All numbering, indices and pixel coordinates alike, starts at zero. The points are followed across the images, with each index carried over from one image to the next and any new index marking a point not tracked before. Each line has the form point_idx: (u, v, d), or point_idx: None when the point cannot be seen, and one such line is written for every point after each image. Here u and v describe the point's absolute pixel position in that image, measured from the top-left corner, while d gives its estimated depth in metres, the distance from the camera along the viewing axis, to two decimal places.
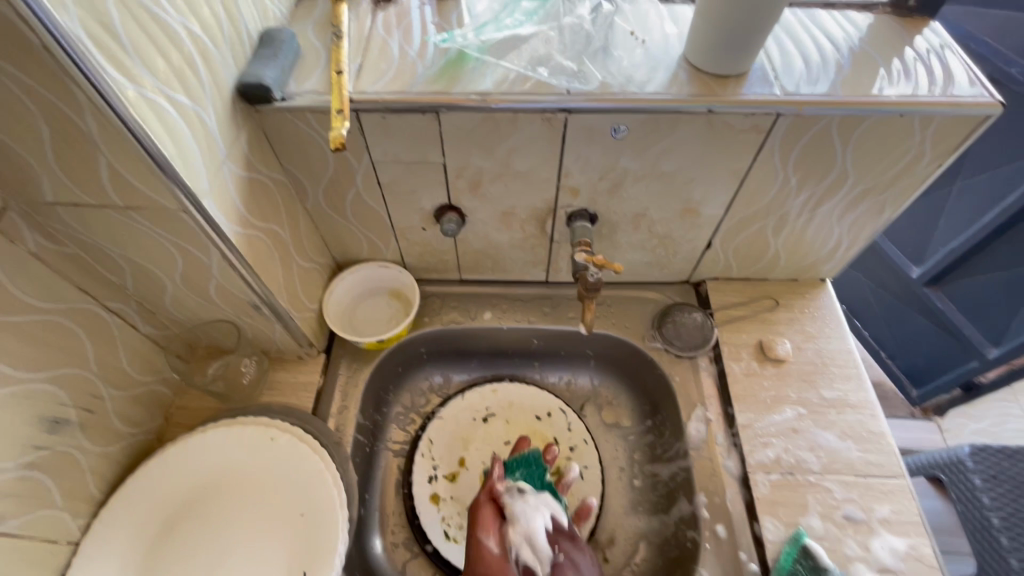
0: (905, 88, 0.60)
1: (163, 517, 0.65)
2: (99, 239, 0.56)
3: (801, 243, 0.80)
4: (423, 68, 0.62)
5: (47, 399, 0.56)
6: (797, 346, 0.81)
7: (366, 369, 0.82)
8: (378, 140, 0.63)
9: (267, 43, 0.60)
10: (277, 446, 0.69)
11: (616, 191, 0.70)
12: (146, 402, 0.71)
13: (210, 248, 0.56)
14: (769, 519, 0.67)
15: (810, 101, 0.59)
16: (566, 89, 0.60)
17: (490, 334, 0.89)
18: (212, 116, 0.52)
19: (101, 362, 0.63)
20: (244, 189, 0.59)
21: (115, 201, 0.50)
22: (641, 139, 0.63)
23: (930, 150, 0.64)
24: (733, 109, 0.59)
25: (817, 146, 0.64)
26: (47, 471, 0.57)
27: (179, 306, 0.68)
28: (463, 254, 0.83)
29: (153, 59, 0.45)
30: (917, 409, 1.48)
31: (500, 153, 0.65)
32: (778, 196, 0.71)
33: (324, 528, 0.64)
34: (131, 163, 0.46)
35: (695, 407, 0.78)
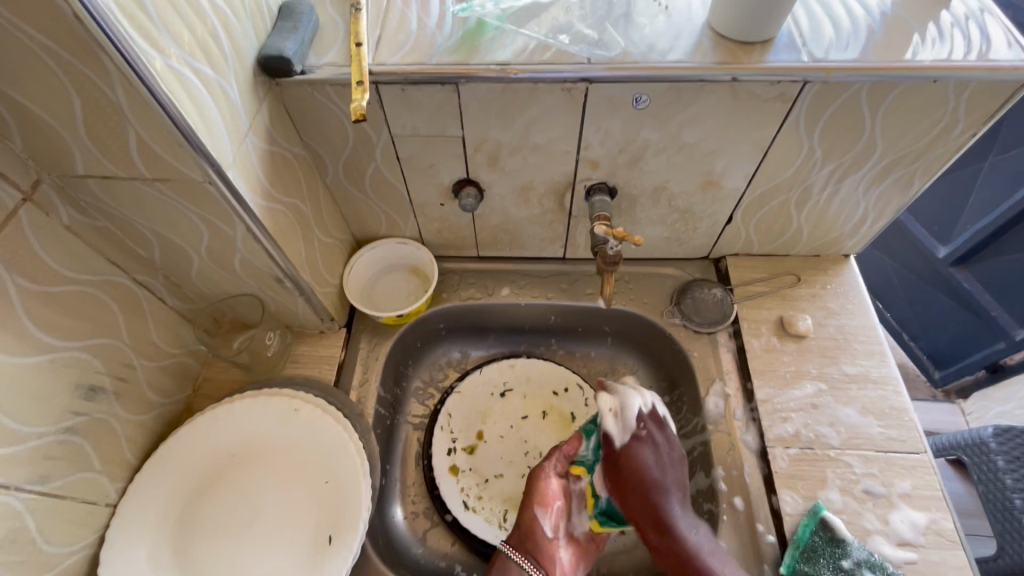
0: (939, 52, 0.58)
1: (195, 483, 0.67)
2: (128, 211, 0.57)
3: (825, 217, 0.78)
4: (442, 39, 0.61)
5: (84, 367, 0.58)
6: (818, 322, 0.80)
7: (386, 343, 0.83)
8: (397, 113, 0.63)
9: (286, 15, 0.60)
10: (301, 417, 0.71)
11: (636, 163, 0.69)
12: (175, 373, 0.73)
13: (235, 220, 0.57)
14: (787, 492, 0.67)
15: (839, 66, 0.57)
16: (587, 58, 0.59)
17: (507, 310, 0.89)
18: (235, 88, 0.53)
19: (133, 333, 0.65)
20: (266, 162, 0.60)
21: (143, 173, 0.51)
22: (663, 109, 0.62)
23: (964, 117, 0.62)
24: (758, 76, 0.58)
25: (845, 115, 0.62)
26: (85, 436, 0.59)
27: (205, 279, 0.69)
28: (481, 229, 0.83)
29: (179, 30, 0.45)
30: (939, 391, 1.45)
31: (519, 125, 0.64)
32: (803, 168, 0.70)
33: (348, 495, 0.66)
34: (159, 134, 0.46)
35: (714, 381, 0.77)
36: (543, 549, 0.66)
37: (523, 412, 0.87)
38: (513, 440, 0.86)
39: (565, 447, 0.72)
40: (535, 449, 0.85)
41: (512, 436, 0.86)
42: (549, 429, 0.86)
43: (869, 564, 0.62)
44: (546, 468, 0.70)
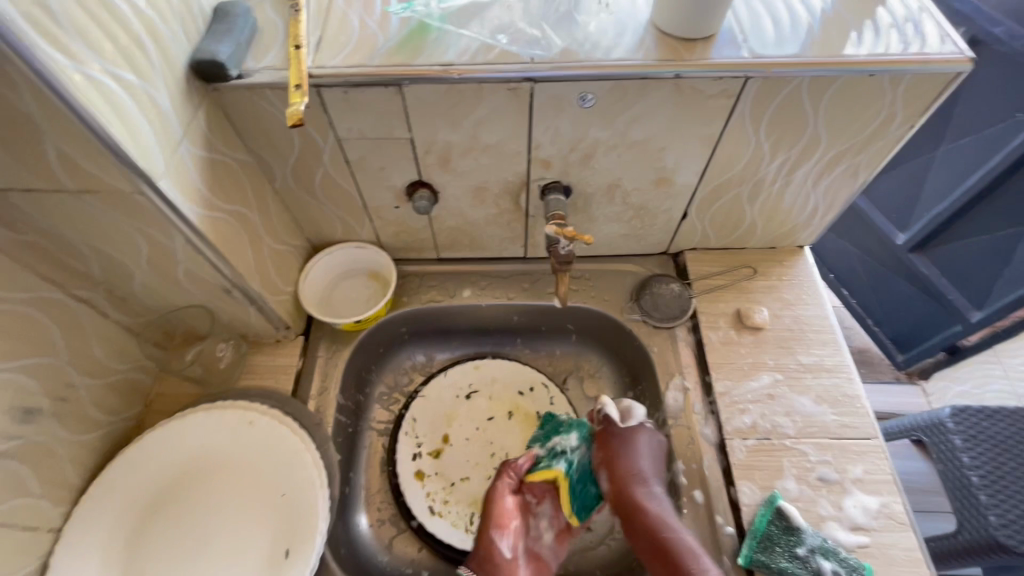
0: (875, 47, 0.59)
1: (144, 502, 0.65)
2: (59, 225, 0.54)
3: (778, 210, 0.80)
4: (384, 40, 0.60)
5: (17, 389, 0.56)
6: (774, 313, 0.81)
7: (346, 349, 0.82)
8: (342, 116, 0.62)
9: (220, 18, 0.58)
10: (255, 430, 0.69)
11: (589, 162, 0.69)
12: (122, 390, 0.71)
13: (173, 231, 0.55)
14: (745, 484, 0.68)
15: (778, 62, 0.58)
16: (530, 57, 0.58)
17: (470, 312, 0.88)
18: (166, 96, 0.51)
19: (72, 351, 0.63)
20: (205, 170, 0.58)
21: (68, 186, 0.49)
22: (610, 107, 0.62)
23: (901, 110, 0.63)
24: (701, 73, 0.58)
25: (789, 110, 0.63)
26: (23, 461, 0.57)
27: (149, 292, 0.67)
28: (439, 231, 0.82)
29: (96, 37, 0.44)
30: (902, 373, 1.49)
31: (468, 126, 0.64)
32: (752, 162, 0.71)
33: (306, 507, 0.65)
34: (80, 145, 0.44)
35: (673, 376, 0.78)
36: (504, 568, 0.65)
37: (489, 413, 0.87)
38: (478, 442, 0.85)
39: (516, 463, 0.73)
40: (501, 450, 0.85)
41: (478, 438, 0.85)
42: (515, 429, 0.86)
43: (822, 551, 0.63)
44: (499, 488, 0.71)
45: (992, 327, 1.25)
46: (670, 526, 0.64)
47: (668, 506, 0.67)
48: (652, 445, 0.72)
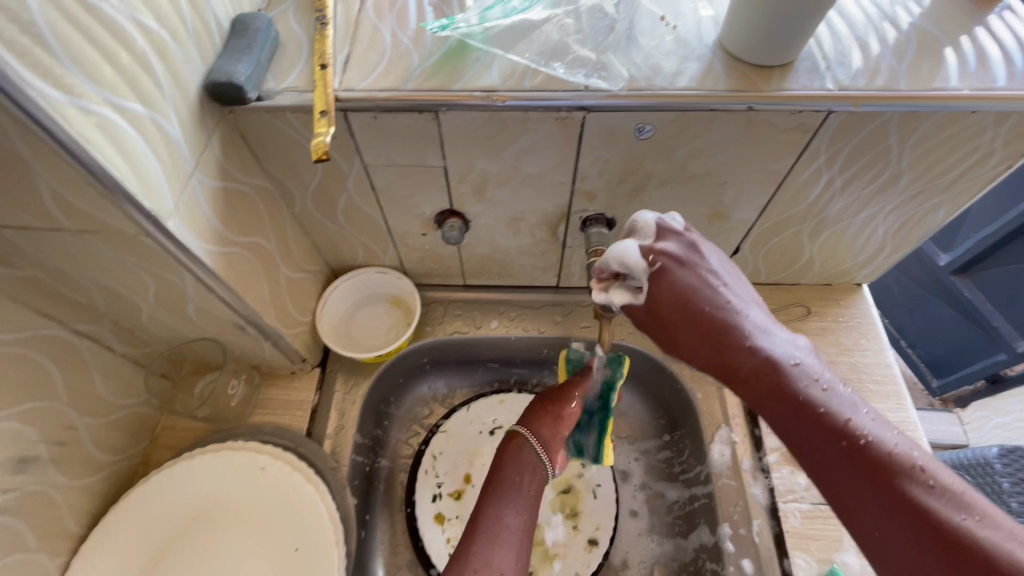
0: (979, 79, 0.52)
1: (147, 553, 0.61)
2: (58, 262, 0.49)
3: (839, 247, 0.72)
4: (419, 59, 0.54)
5: (11, 438, 0.52)
6: (830, 359, 0.75)
7: (364, 383, 0.76)
8: (371, 143, 0.56)
9: (239, 31, 0.52)
10: (267, 476, 0.64)
11: (638, 195, 0.63)
12: (128, 427, 0.66)
13: (183, 271, 0.50)
14: (800, 555, 0.62)
15: (867, 95, 0.51)
16: (584, 84, 0.52)
17: (496, 344, 0.82)
18: (175, 123, 0.45)
19: (74, 391, 0.58)
20: (219, 202, 0.52)
21: (66, 226, 0.43)
22: (669, 139, 0.55)
23: (1001, 148, 0.56)
24: (777, 106, 0.51)
25: (871, 145, 0.56)
26: (17, 515, 0.53)
27: (157, 325, 0.62)
28: (468, 259, 0.76)
29: (93, 61, 0.38)
30: (936, 400, 1.38)
31: (508, 156, 0.58)
32: (820, 199, 0.64)
33: (322, 565, 0.60)
34: (76, 185, 0.39)
35: (719, 427, 0.72)
36: (556, 442, 0.67)
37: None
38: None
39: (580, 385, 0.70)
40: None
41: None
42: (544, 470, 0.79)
43: None
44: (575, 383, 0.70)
45: None
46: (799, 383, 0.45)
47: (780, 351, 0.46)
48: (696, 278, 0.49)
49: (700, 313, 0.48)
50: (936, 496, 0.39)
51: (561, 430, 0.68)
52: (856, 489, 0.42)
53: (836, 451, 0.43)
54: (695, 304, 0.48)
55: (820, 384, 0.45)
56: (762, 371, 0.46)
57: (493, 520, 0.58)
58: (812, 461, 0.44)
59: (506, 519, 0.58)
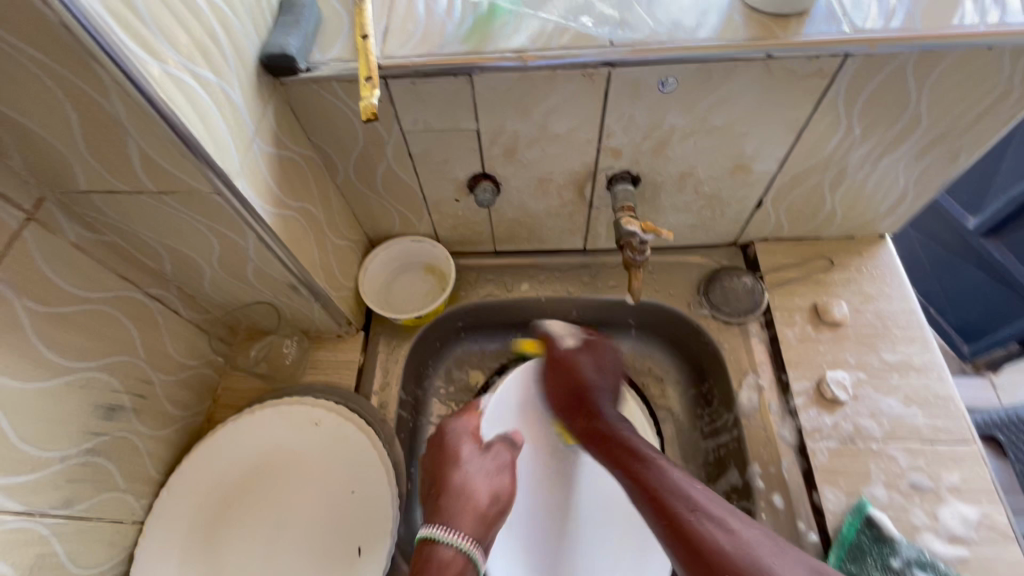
0: (993, 15, 0.53)
1: (218, 498, 0.66)
2: (135, 225, 0.55)
3: (860, 197, 0.74)
4: (453, 26, 0.58)
5: (100, 386, 0.57)
6: (855, 307, 0.76)
7: (405, 344, 0.81)
8: (409, 109, 0.60)
9: (287, 9, 0.57)
10: (322, 429, 0.69)
11: (662, 149, 0.66)
12: (193, 385, 0.72)
13: (246, 230, 0.55)
14: (829, 489, 0.65)
15: (883, 37, 0.53)
16: (609, 40, 0.55)
17: (528, 306, 0.86)
18: (239, 91, 0.50)
19: (149, 348, 0.64)
20: (276, 168, 0.57)
21: (148, 187, 0.49)
22: (691, 92, 0.58)
23: (1020, 84, 0.57)
24: (795, 52, 0.53)
25: (889, 89, 0.58)
26: (107, 456, 0.59)
27: (218, 289, 0.67)
28: (498, 224, 0.80)
29: (176, 33, 0.43)
30: (968, 365, 1.35)
31: (538, 115, 0.61)
32: (840, 147, 0.65)
33: (377, 507, 0.64)
34: (162, 145, 0.44)
35: (747, 374, 0.75)
36: (449, 461, 0.64)
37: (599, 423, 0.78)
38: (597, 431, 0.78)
39: (681, 475, 0.56)
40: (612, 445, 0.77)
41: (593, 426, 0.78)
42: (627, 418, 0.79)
43: (919, 563, 0.59)
44: (674, 478, 0.56)
45: None
46: (615, 426, 0.65)
47: (629, 433, 0.64)
48: (674, 482, 0.55)
49: (659, 479, 0.56)
50: (609, 411, 0.68)
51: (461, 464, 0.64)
52: (594, 427, 0.66)
53: (604, 435, 0.64)
54: (666, 474, 0.56)
55: (681, 491, 0.54)
56: (624, 445, 0.62)
57: (462, 487, 0.61)
58: (614, 435, 0.64)
59: (478, 485, 0.62)
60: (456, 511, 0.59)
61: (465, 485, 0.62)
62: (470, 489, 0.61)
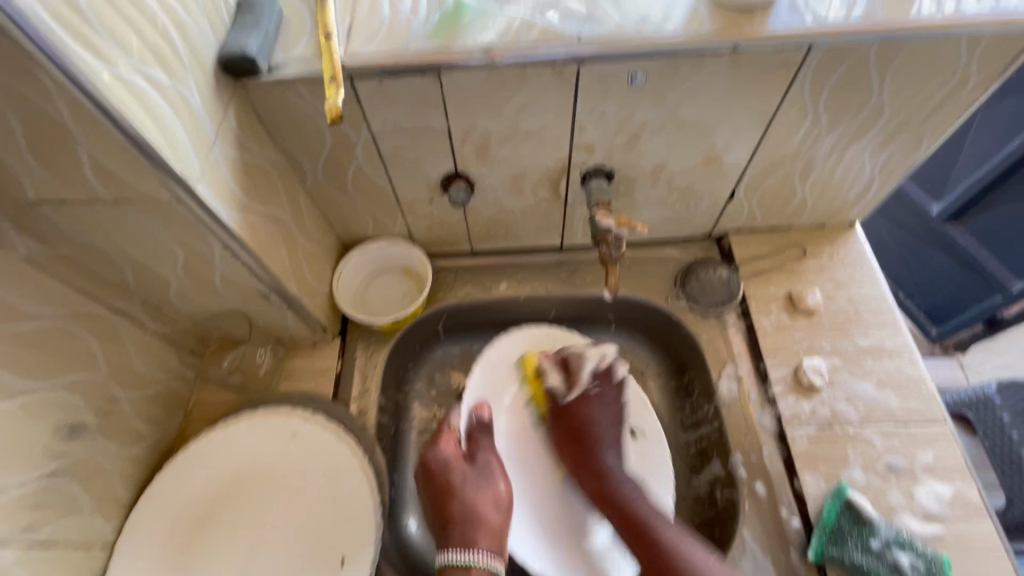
0: (950, 5, 0.54)
1: (193, 516, 0.64)
2: (92, 236, 0.52)
3: (829, 186, 0.75)
4: (419, 24, 0.57)
5: (61, 406, 0.55)
6: (828, 295, 0.78)
7: (383, 349, 0.79)
8: (377, 109, 0.59)
9: (246, 9, 0.55)
10: (300, 439, 0.67)
11: (634, 144, 0.66)
12: (163, 400, 0.69)
13: (210, 237, 0.53)
14: (809, 475, 0.66)
15: (846, 28, 0.53)
16: (576, 35, 0.54)
17: (507, 306, 0.85)
18: (197, 94, 0.48)
19: (113, 364, 0.61)
20: (239, 172, 0.55)
21: (102, 195, 0.46)
22: (661, 86, 0.58)
23: (977, 72, 0.58)
24: (760, 44, 0.54)
25: (852, 79, 0.59)
26: (71, 479, 0.56)
27: (185, 300, 0.65)
28: (474, 224, 0.79)
29: (124, 35, 0.41)
30: (936, 347, 1.38)
31: (509, 112, 0.60)
32: (809, 137, 0.66)
33: (359, 515, 0.63)
34: (114, 151, 0.42)
35: (726, 364, 0.75)
36: (448, 486, 0.65)
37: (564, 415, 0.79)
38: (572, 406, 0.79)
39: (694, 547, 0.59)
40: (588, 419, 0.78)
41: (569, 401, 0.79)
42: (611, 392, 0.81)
43: (898, 543, 0.60)
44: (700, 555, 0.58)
45: None
46: (615, 476, 0.68)
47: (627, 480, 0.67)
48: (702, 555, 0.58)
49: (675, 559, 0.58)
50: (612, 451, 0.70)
51: (455, 485, 0.65)
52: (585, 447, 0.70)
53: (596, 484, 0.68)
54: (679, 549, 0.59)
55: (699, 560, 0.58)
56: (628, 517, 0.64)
57: (465, 513, 0.63)
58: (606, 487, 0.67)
59: (482, 506, 0.64)
60: (468, 534, 0.62)
61: (471, 510, 0.63)
62: (479, 512, 0.63)
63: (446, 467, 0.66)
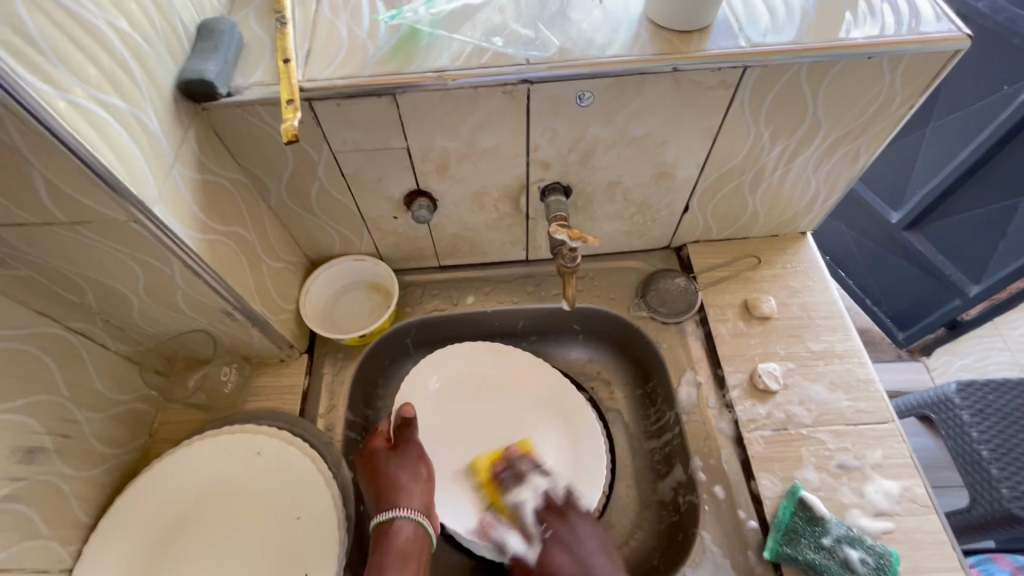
0: (871, 29, 0.58)
1: (154, 538, 0.63)
2: (48, 258, 0.53)
3: (779, 198, 0.79)
4: (375, 48, 0.59)
5: (18, 429, 0.55)
6: (782, 301, 0.81)
7: (351, 364, 0.80)
8: (336, 130, 0.61)
9: (205, 35, 0.57)
10: (264, 457, 0.68)
11: (588, 160, 0.68)
12: (126, 421, 0.69)
13: (171, 257, 0.54)
14: (766, 476, 0.68)
15: (776, 50, 0.57)
16: (524, 59, 0.57)
17: (475, 319, 0.87)
18: (155, 118, 0.50)
19: (73, 385, 0.61)
20: (200, 193, 0.57)
21: (59, 218, 0.47)
22: (608, 105, 0.61)
23: (901, 90, 0.63)
24: (698, 65, 0.57)
25: (788, 96, 0.62)
26: (28, 502, 0.56)
27: (149, 321, 0.65)
28: (440, 239, 0.81)
29: (79, 62, 0.42)
30: (904, 351, 1.42)
31: (464, 132, 0.63)
32: (753, 152, 0.70)
33: (322, 529, 0.63)
34: (70, 175, 0.43)
35: (685, 371, 0.77)
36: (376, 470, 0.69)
37: (541, 422, 0.80)
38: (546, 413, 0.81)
39: None
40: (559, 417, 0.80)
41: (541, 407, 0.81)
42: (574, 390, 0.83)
43: (848, 540, 0.62)
44: None
45: (991, 301, 1.18)
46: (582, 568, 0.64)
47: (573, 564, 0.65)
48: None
49: None
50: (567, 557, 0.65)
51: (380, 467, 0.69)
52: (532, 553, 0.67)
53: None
54: None
55: None
56: None
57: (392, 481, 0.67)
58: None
59: (402, 478, 0.68)
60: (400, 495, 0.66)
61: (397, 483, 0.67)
62: (400, 484, 0.67)
63: (376, 456, 0.70)
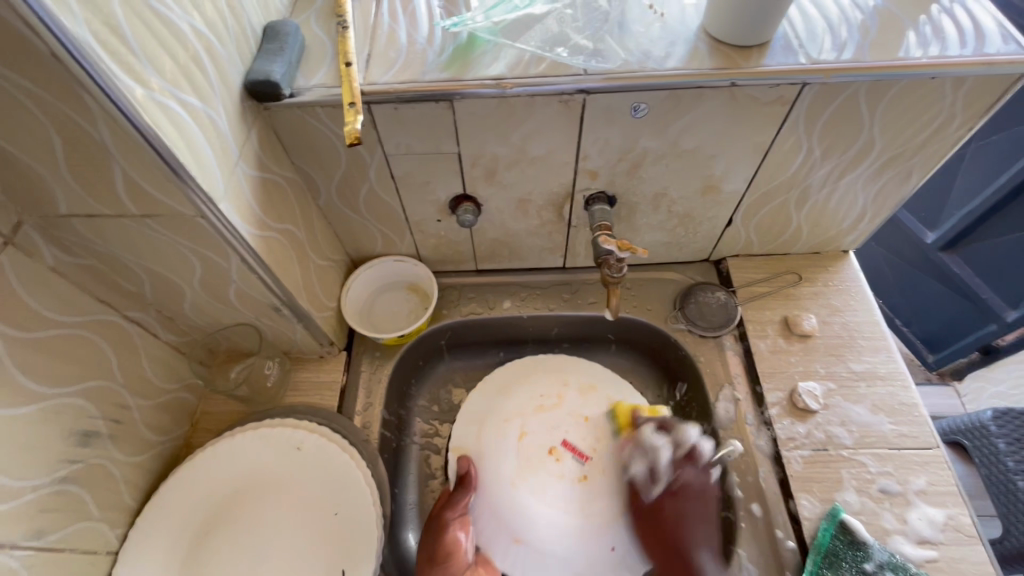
0: (935, 49, 0.58)
1: (196, 526, 0.65)
2: (114, 248, 0.54)
3: (823, 215, 0.78)
4: (434, 55, 0.60)
5: (76, 413, 0.56)
6: (823, 320, 0.80)
7: (388, 364, 0.81)
8: (391, 133, 0.62)
9: (271, 37, 0.58)
10: (305, 452, 0.69)
11: (635, 171, 0.68)
12: (172, 409, 0.71)
13: (231, 253, 0.56)
14: (805, 497, 0.67)
15: (838, 67, 0.56)
16: (583, 69, 0.58)
17: (510, 323, 0.87)
18: (224, 116, 0.51)
19: (126, 372, 0.63)
20: (259, 191, 0.58)
21: (131, 210, 0.49)
22: (662, 116, 0.61)
23: (961, 111, 0.61)
24: (757, 81, 0.57)
25: (844, 114, 0.62)
26: (82, 485, 0.57)
27: (199, 312, 0.67)
28: (480, 243, 0.82)
29: (161, 60, 0.44)
30: (934, 374, 1.39)
31: (516, 139, 0.63)
32: (802, 168, 0.69)
33: (360, 527, 0.64)
34: (147, 169, 0.44)
35: (723, 386, 0.77)
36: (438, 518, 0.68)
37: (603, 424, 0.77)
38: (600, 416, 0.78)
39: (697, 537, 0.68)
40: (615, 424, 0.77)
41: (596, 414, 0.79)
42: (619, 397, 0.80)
43: (892, 567, 0.61)
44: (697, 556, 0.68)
45: None
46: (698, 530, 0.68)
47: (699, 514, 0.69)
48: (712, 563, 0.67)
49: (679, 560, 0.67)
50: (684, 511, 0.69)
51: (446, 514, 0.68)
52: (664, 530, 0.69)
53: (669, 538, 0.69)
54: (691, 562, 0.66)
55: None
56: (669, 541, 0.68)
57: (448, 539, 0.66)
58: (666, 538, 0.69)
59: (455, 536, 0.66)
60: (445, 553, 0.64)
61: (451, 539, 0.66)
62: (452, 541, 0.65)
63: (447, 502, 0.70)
